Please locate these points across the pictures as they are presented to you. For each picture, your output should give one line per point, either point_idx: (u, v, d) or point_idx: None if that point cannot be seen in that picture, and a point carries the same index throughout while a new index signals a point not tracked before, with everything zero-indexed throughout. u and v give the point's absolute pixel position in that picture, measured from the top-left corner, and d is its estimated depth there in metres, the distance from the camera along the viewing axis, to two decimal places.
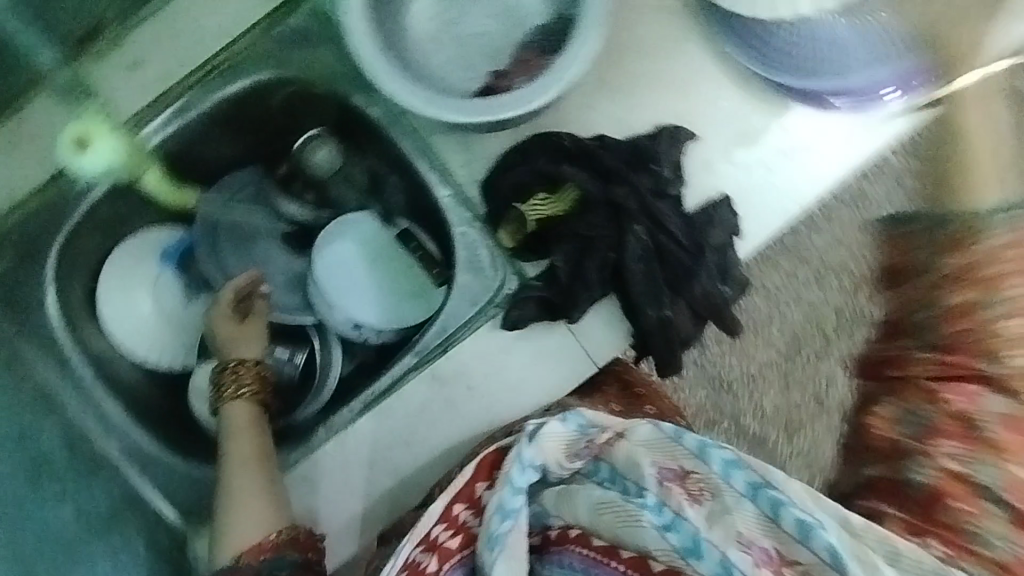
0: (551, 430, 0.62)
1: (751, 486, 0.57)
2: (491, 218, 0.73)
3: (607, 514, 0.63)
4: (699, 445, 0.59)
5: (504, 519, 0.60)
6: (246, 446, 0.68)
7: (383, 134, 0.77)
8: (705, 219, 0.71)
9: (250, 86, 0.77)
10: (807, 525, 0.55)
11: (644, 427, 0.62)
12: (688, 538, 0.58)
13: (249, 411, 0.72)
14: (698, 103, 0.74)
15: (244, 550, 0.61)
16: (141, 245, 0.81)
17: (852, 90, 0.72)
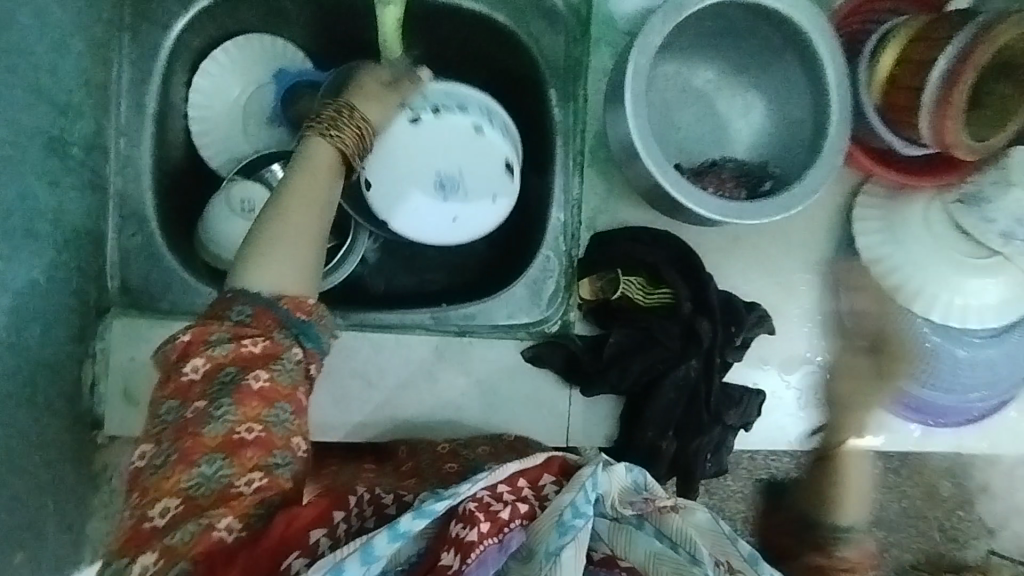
0: (620, 471, 0.54)
1: None
2: (583, 264, 0.77)
3: (662, 569, 0.53)
4: (752, 553, 0.52)
5: (575, 516, 0.52)
6: (312, 181, 0.59)
7: (550, 135, 0.80)
8: (735, 397, 0.77)
9: (479, 13, 0.80)
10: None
11: (704, 513, 0.54)
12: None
13: (331, 158, 0.61)
14: (782, 308, 0.82)
15: (286, 294, 0.55)
16: (263, 50, 0.81)
17: (893, 389, 0.80)
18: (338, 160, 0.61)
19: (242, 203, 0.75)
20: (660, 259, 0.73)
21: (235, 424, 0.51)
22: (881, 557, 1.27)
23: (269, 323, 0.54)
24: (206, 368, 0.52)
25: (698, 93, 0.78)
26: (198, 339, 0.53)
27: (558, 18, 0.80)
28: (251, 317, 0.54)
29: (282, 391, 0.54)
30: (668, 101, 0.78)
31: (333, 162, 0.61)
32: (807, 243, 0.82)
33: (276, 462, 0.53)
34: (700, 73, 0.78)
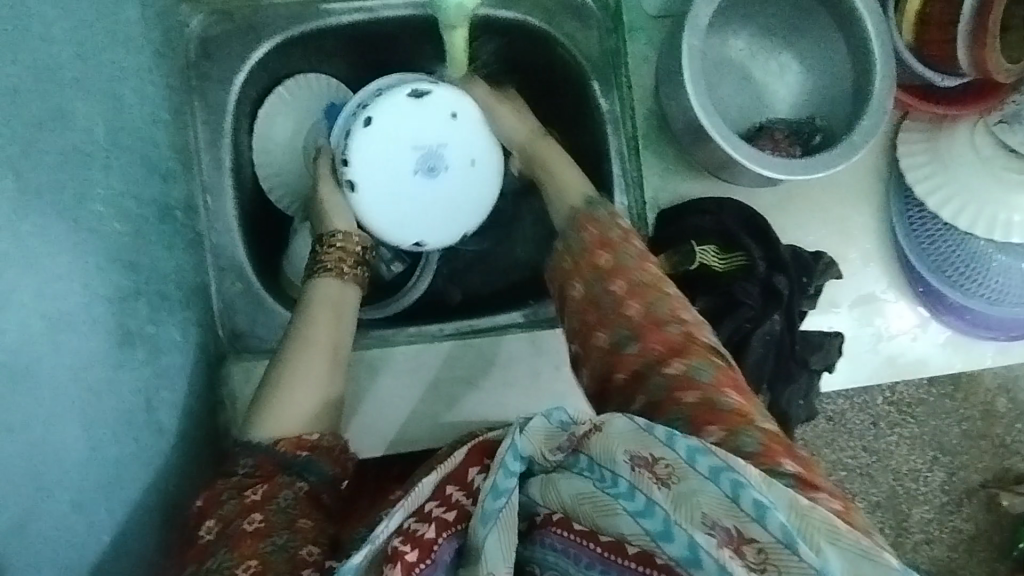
0: (536, 424, 0.58)
1: (713, 468, 0.49)
2: (654, 241, 0.81)
3: (585, 504, 0.54)
4: (667, 432, 0.51)
5: (497, 497, 0.55)
6: (320, 329, 0.67)
7: (599, 128, 0.85)
8: (817, 343, 0.80)
9: (516, 22, 0.84)
10: (764, 506, 0.46)
11: (619, 419, 0.54)
12: (659, 520, 0.49)
13: (334, 292, 0.70)
14: (846, 254, 0.85)
15: (285, 438, 0.60)
16: (313, 90, 0.84)
17: (961, 311, 0.84)
18: (339, 290, 0.70)
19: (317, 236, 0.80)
20: (731, 224, 0.78)
21: (230, 571, 0.52)
22: (953, 480, 1.30)
23: (275, 466, 0.59)
24: (217, 528, 0.55)
25: (735, 63, 0.81)
26: (209, 505, 0.56)
27: (588, 16, 0.85)
28: (256, 467, 0.58)
29: (276, 525, 0.55)
30: (713, 76, 0.81)
31: (340, 299, 0.70)
32: (857, 189, 0.86)
33: (271, 546, 0.54)
34: (736, 41, 0.81)
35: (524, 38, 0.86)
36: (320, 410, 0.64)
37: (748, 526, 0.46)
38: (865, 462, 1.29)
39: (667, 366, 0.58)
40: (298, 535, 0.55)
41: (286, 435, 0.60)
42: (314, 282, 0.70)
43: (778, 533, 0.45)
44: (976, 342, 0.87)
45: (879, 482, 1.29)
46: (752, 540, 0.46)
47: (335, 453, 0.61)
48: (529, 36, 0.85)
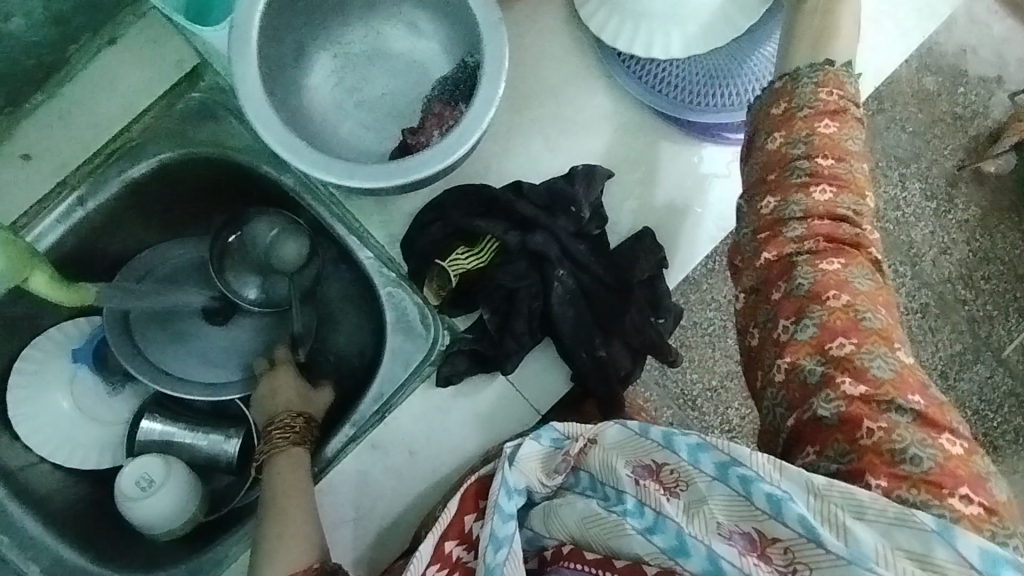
0: (526, 451, 0.60)
1: (720, 466, 0.53)
2: (414, 276, 0.72)
3: (592, 527, 0.57)
4: (666, 435, 0.56)
5: (498, 548, 0.57)
6: (286, 479, 0.67)
7: (301, 201, 0.78)
8: (629, 256, 0.72)
9: (155, 166, 0.76)
10: (779, 498, 0.51)
11: (611, 430, 0.59)
12: (673, 535, 0.53)
13: (294, 454, 0.70)
14: (607, 141, 0.76)
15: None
16: (51, 348, 0.83)
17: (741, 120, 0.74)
18: (298, 455, 0.70)
19: (129, 488, 0.77)
20: (455, 219, 0.69)
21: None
22: None
23: None
24: None
25: (367, 57, 0.72)
26: None
27: (208, 111, 0.76)
28: None
29: None
30: (366, 99, 0.72)
31: (299, 455, 0.70)
32: (572, 70, 0.76)
33: None
34: (321, 63, 0.71)
35: (177, 171, 0.78)
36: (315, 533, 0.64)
37: (768, 524, 0.52)
38: None
39: (862, 430, 0.53)
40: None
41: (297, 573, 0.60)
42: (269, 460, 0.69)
43: (799, 529, 0.50)
44: None
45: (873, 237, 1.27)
46: (777, 540, 0.52)
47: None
48: (177, 169, 0.78)
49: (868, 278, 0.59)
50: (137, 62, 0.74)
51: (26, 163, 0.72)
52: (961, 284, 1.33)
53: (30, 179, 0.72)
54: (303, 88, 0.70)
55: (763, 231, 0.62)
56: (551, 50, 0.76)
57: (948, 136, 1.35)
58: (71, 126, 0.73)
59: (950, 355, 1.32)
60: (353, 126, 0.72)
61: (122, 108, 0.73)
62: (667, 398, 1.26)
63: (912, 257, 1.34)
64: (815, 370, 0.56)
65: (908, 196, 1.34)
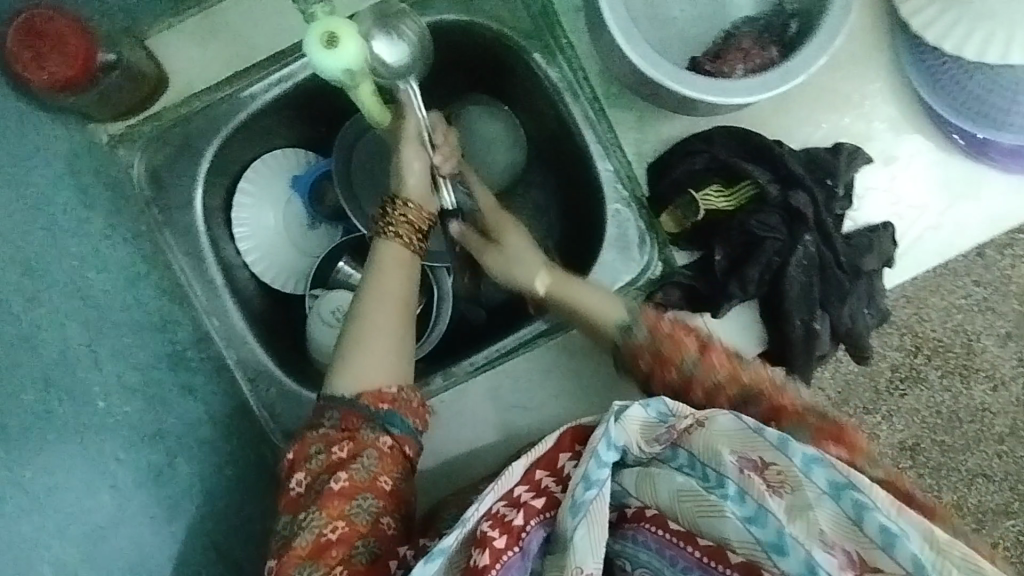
0: (633, 413, 0.60)
1: (833, 485, 0.54)
2: (655, 199, 0.74)
3: (687, 502, 0.59)
4: (780, 438, 0.56)
5: (589, 487, 0.58)
6: (385, 288, 0.70)
7: (555, 97, 0.79)
8: (865, 243, 0.73)
9: (432, 24, 0.78)
10: (891, 532, 0.52)
11: (723, 417, 0.59)
12: (773, 532, 0.55)
13: (402, 252, 0.71)
14: (875, 131, 0.75)
15: (367, 393, 0.65)
16: (274, 166, 0.86)
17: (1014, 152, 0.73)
18: (409, 257, 0.72)
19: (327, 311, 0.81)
20: (724, 155, 0.70)
21: (321, 529, 0.60)
22: None
23: (358, 423, 0.65)
24: (343, 530, 0.61)
25: None
26: (301, 458, 0.64)
27: None
28: (340, 421, 0.64)
29: (360, 484, 0.62)
30: (664, 17, 0.73)
31: (405, 264, 0.71)
32: (867, 55, 0.75)
33: (357, 551, 0.60)
34: None
35: (446, 34, 0.79)
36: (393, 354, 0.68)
37: (872, 552, 0.53)
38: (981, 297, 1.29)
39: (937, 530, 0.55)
40: (377, 495, 0.63)
41: (367, 389, 0.66)
42: (380, 243, 0.71)
43: (908, 566, 0.51)
44: None
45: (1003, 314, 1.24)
46: (874, 567, 0.53)
47: (413, 407, 0.67)
48: (448, 31, 0.79)
49: (810, 434, 0.59)
50: None
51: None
52: None
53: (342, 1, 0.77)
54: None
55: (671, 324, 0.66)
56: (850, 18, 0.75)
57: None
58: None
59: None
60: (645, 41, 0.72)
61: None
62: None
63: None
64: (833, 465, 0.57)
65: None
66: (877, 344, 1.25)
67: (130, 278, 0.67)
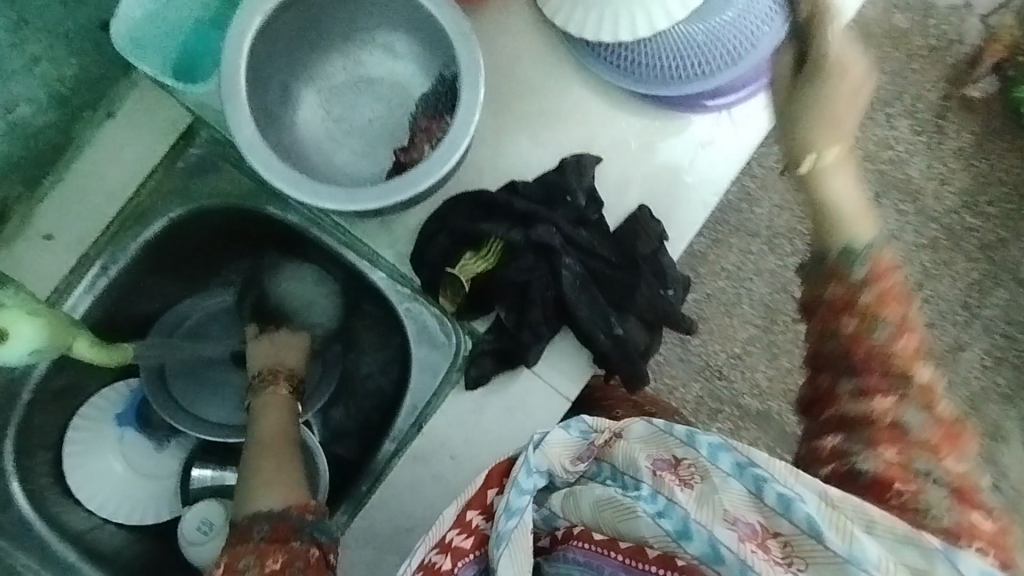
0: (553, 437, 0.62)
1: (738, 466, 0.56)
2: (429, 287, 0.76)
3: (606, 511, 0.59)
4: (689, 433, 0.59)
5: (510, 516, 0.59)
6: (274, 426, 0.70)
7: (308, 235, 0.81)
8: (630, 233, 0.75)
9: (166, 226, 0.79)
10: (788, 498, 0.53)
11: (637, 425, 0.62)
12: (680, 520, 0.55)
13: (283, 404, 0.74)
14: (595, 128, 0.78)
15: (293, 503, 0.61)
16: (94, 413, 0.84)
17: (718, 89, 0.77)
18: (289, 406, 0.74)
19: (192, 533, 0.79)
20: (461, 226, 0.72)
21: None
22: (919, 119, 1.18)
23: (290, 528, 0.59)
24: None
25: (349, 86, 0.76)
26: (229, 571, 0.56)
27: (209, 163, 0.79)
28: (271, 530, 0.58)
29: None
30: (356, 124, 0.76)
31: (288, 407, 0.74)
32: (548, 66, 0.79)
33: None
34: (308, 101, 0.75)
35: (186, 227, 0.81)
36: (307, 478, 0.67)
37: (773, 519, 0.54)
38: None
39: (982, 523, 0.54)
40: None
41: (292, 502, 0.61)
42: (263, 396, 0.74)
43: (805, 528, 0.52)
44: (763, 91, 0.78)
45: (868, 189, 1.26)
46: (778, 534, 0.54)
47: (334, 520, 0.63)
48: (187, 225, 0.81)
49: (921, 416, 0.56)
50: (133, 132, 0.79)
51: (50, 241, 0.77)
52: None
53: (60, 252, 0.77)
54: (291, 128, 0.74)
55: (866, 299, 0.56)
56: (523, 44, 0.79)
57: (938, 60, 1.17)
58: (74, 209, 0.77)
59: None
60: (348, 157, 0.76)
61: (127, 178, 0.78)
62: (695, 371, 1.18)
63: (944, 180, 1.19)
64: (861, 455, 0.57)
65: None
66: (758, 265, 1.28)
67: None
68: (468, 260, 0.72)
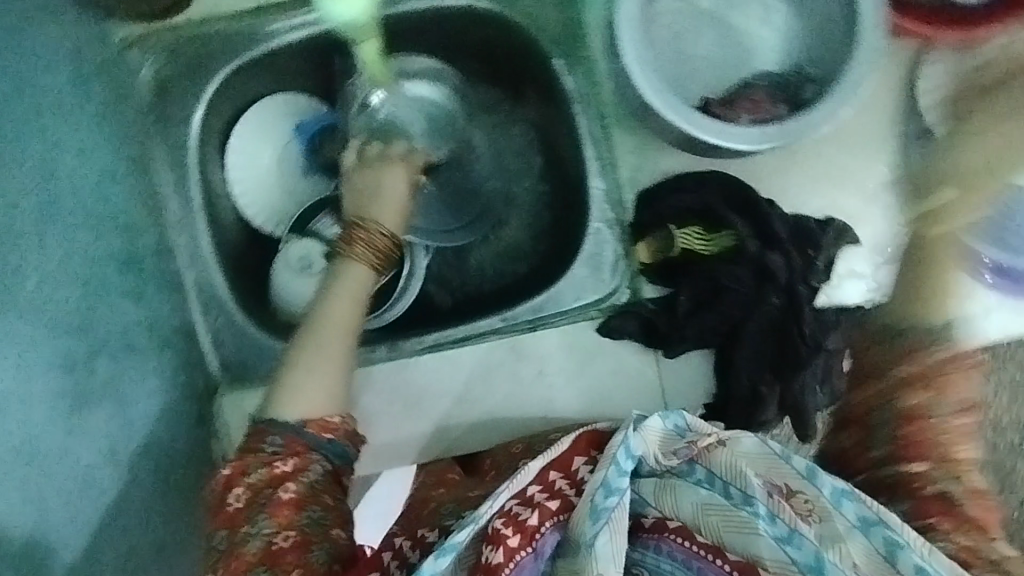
0: (651, 424, 0.56)
1: (864, 519, 0.50)
2: (635, 228, 0.75)
3: (712, 517, 0.57)
4: (809, 467, 0.52)
5: (608, 495, 0.56)
6: (340, 311, 0.63)
7: (566, 105, 0.78)
8: (833, 321, 0.72)
9: (467, 8, 0.78)
10: (926, 573, 0.47)
11: (747, 440, 0.55)
12: (811, 555, 0.51)
13: (362, 276, 0.66)
14: (872, 215, 0.74)
15: (311, 420, 0.59)
16: (281, 107, 0.85)
17: None
18: (368, 281, 0.66)
19: (292, 257, 0.81)
20: (713, 202, 0.70)
21: (270, 537, 0.56)
22: None
23: (302, 446, 0.58)
24: (299, 539, 0.57)
25: (709, 14, 0.72)
26: (238, 473, 0.57)
27: None
28: (283, 446, 0.58)
29: (309, 497, 0.57)
30: (688, 51, 0.72)
31: (366, 283, 0.65)
32: (877, 130, 0.74)
33: (314, 553, 0.57)
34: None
35: (477, 22, 0.80)
36: (344, 367, 0.61)
37: None
38: None
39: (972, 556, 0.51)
40: (328, 508, 0.58)
41: (313, 415, 0.59)
42: (344, 265, 0.66)
43: None
44: None
45: None
46: None
47: (356, 437, 0.61)
48: (480, 20, 0.79)
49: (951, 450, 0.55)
50: None
51: None
52: None
53: None
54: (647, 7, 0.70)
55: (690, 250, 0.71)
56: (873, 101, 0.74)
57: None
58: None
59: None
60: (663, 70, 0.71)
61: None
62: None
63: None
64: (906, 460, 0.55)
65: None
66: None
67: (107, 179, 0.68)
68: (693, 233, 0.71)
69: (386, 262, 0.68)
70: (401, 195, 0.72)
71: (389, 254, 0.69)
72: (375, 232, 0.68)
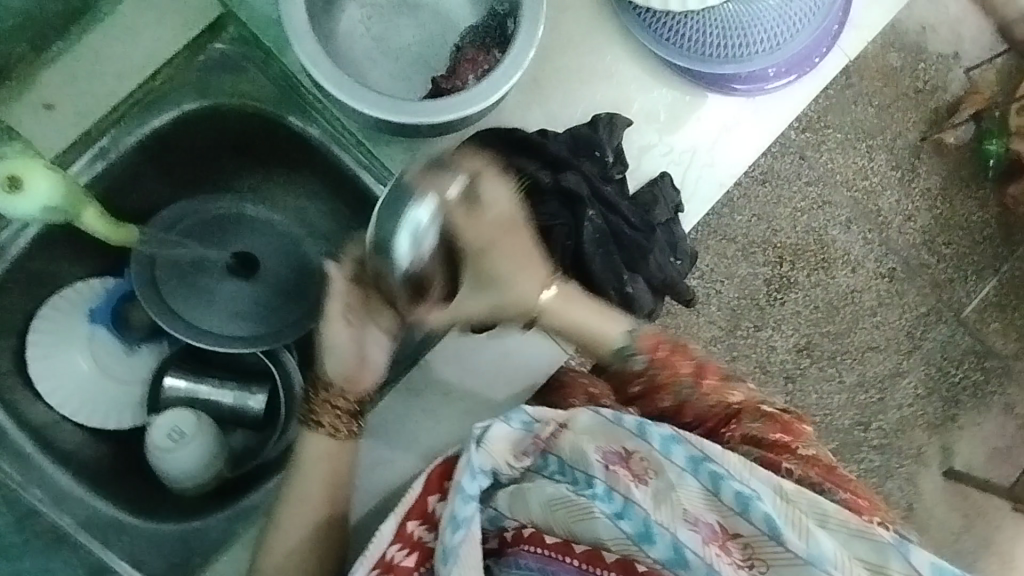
0: (495, 431, 0.63)
1: (693, 461, 0.63)
2: None
3: (560, 510, 0.63)
4: (639, 425, 0.64)
5: (457, 529, 0.59)
6: (307, 472, 0.70)
7: (325, 152, 0.79)
8: (649, 198, 0.76)
9: (178, 117, 0.76)
10: (746, 497, 0.61)
11: (585, 417, 0.66)
12: (641, 523, 0.61)
13: (320, 445, 0.70)
14: (630, 92, 0.79)
15: None
16: (64, 305, 0.80)
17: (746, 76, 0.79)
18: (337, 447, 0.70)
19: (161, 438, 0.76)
20: (495, 158, 0.72)
21: None
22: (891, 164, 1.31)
23: None
24: None
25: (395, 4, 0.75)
26: None
27: (235, 60, 0.76)
28: None
29: None
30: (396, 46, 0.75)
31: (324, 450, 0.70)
32: (591, 23, 0.79)
33: None
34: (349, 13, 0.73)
35: (194, 125, 0.77)
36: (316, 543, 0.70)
37: (733, 520, 0.61)
38: (817, 193, 1.37)
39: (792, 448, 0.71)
40: None
41: None
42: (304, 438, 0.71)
43: (763, 526, 0.60)
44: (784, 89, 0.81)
45: (837, 204, 1.38)
46: (738, 535, 0.61)
47: None
48: (197, 122, 0.77)
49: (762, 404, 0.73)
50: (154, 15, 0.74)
51: (50, 110, 0.73)
52: (925, 250, 1.39)
53: (60, 124, 0.73)
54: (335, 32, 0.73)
55: (668, 348, 0.73)
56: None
57: (911, 110, 1.40)
58: (74, 87, 0.73)
59: (914, 316, 1.38)
60: (383, 76, 0.74)
61: (146, 57, 0.74)
62: None
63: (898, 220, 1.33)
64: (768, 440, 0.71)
65: (875, 167, 1.39)
66: (745, 265, 1.34)
67: None
68: None
69: (357, 420, 0.71)
70: (366, 350, 0.70)
71: (355, 414, 0.71)
72: (338, 398, 0.70)
